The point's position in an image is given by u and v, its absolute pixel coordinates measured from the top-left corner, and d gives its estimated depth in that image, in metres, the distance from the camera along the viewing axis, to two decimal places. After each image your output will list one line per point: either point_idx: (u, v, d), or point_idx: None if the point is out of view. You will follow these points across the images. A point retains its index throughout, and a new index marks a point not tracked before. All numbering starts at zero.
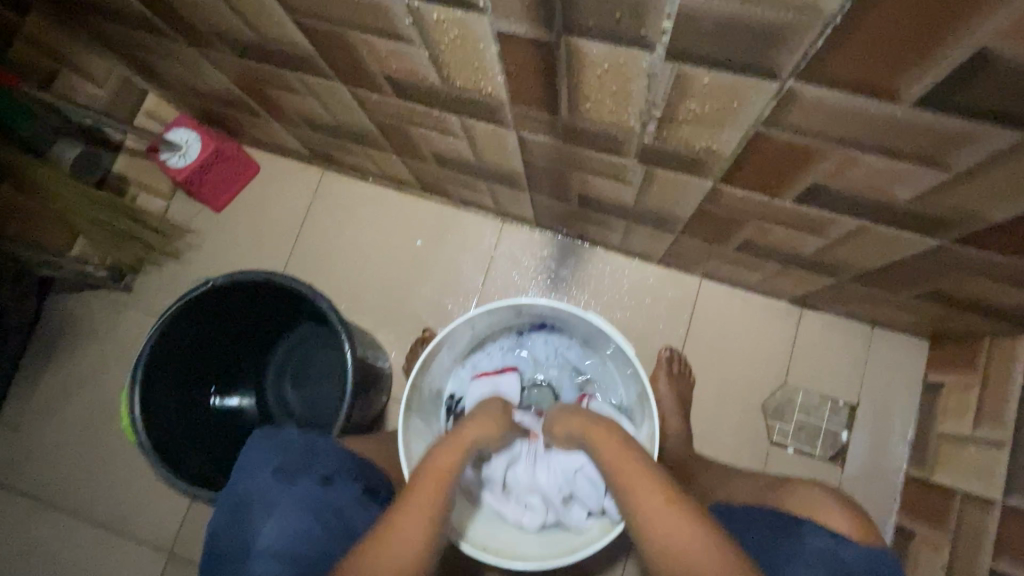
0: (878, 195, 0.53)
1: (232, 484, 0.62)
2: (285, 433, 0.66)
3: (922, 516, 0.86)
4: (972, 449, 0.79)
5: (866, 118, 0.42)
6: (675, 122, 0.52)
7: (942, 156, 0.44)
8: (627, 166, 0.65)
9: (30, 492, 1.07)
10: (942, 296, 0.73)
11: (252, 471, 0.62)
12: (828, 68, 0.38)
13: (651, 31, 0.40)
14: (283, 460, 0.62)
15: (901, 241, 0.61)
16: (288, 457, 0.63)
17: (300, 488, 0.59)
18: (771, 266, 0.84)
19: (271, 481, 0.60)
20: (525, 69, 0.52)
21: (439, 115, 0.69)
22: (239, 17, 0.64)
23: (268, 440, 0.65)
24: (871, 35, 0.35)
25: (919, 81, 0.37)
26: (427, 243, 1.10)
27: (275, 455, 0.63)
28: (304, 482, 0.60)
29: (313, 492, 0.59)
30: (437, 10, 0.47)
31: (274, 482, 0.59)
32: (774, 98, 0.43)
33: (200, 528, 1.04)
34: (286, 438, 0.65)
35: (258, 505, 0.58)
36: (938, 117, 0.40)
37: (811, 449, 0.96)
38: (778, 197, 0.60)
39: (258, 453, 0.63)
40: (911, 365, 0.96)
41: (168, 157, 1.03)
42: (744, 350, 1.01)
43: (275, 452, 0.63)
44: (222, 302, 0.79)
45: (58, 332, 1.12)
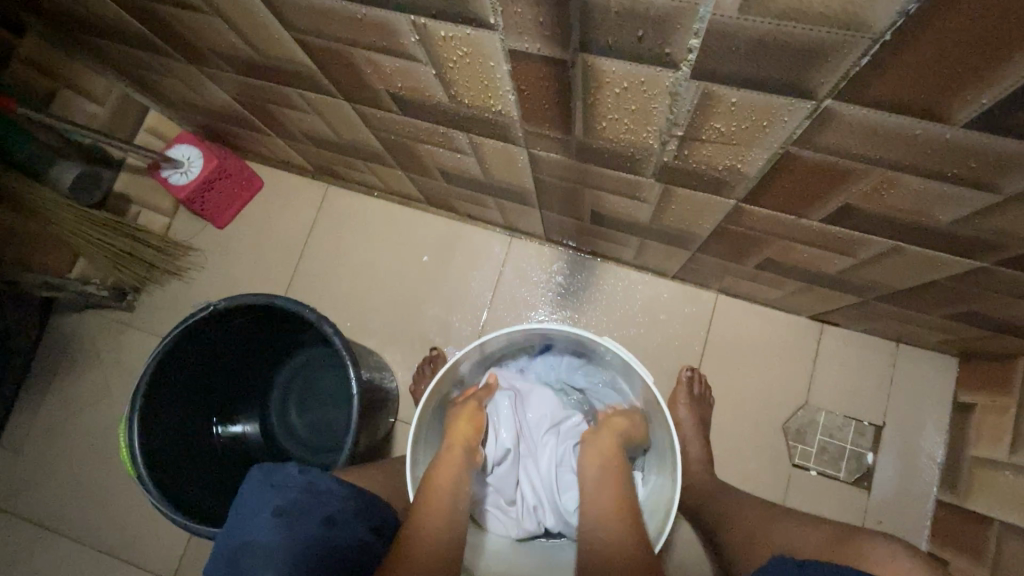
0: (917, 216, 0.49)
1: (229, 526, 0.58)
2: (284, 469, 0.62)
3: (955, 544, 0.82)
4: (1010, 477, 0.74)
5: (910, 138, 0.39)
6: (698, 141, 0.48)
7: (993, 178, 0.40)
8: (644, 184, 0.62)
9: (31, 516, 1.05)
10: (977, 317, 0.69)
11: (249, 514, 0.58)
12: (872, 86, 0.35)
13: (676, 49, 0.37)
14: (281, 503, 0.58)
15: (938, 262, 0.57)
16: (290, 498, 0.59)
17: (302, 534, 0.56)
18: (793, 284, 0.81)
19: (271, 525, 0.57)
20: (538, 88, 0.49)
21: (447, 132, 0.67)
22: (238, 35, 0.61)
23: (267, 479, 0.61)
24: (924, 52, 0.32)
25: (972, 102, 0.34)
26: (433, 259, 1.07)
27: (274, 496, 0.59)
28: (305, 527, 0.57)
29: (312, 537, 0.56)
30: (446, 27, 0.44)
31: (273, 528, 0.56)
32: (809, 117, 0.40)
33: (204, 553, 1.01)
34: (285, 475, 0.61)
35: (255, 554, 0.55)
36: (991, 140, 0.36)
37: (835, 472, 0.92)
38: (805, 217, 0.57)
39: (256, 492, 0.60)
40: (939, 383, 0.92)
41: (170, 174, 1.02)
42: (763, 368, 0.97)
43: (275, 492, 0.60)
44: (224, 327, 0.76)
45: (60, 352, 1.10)
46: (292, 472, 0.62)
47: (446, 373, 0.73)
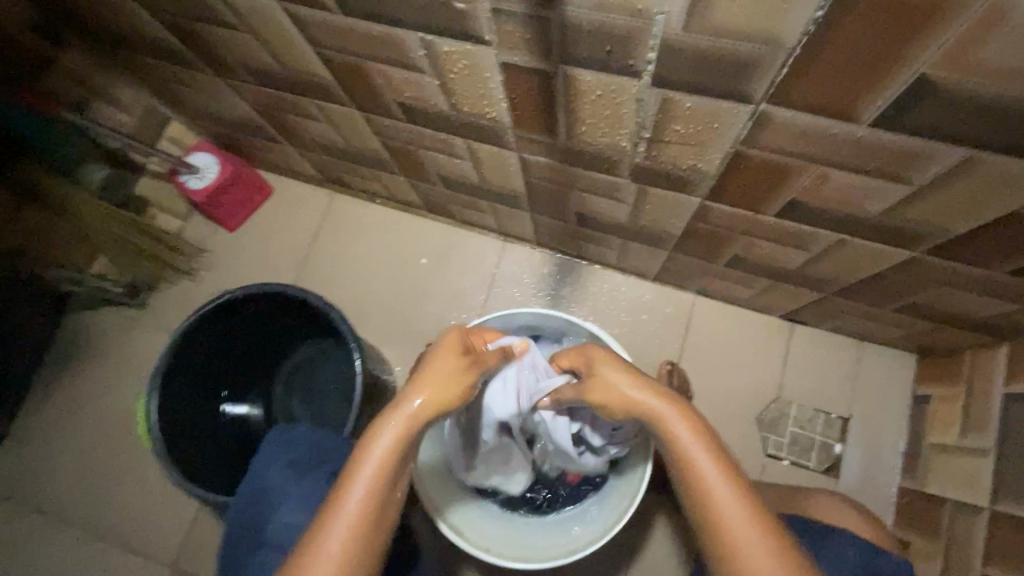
0: (852, 209, 0.57)
1: (250, 476, 0.66)
2: (297, 430, 0.70)
3: (916, 526, 0.88)
4: (960, 458, 0.81)
5: (832, 137, 0.47)
6: (663, 142, 0.56)
7: (904, 171, 0.48)
8: (621, 185, 0.70)
9: (38, 505, 1.08)
10: (922, 308, 0.77)
11: (265, 465, 0.66)
12: (793, 92, 0.43)
13: (638, 60, 0.46)
14: (293, 456, 0.66)
15: (877, 254, 0.65)
16: (300, 453, 0.67)
17: (309, 483, 0.64)
18: (761, 282, 0.89)
19: (284, 474, 0.65)
20: (526, 96, 0.57)
21: (447, 138, 0.75)
22: (266, 50, 0.69)
23: (281, 437, 0.68)
24: (831, 62, 0.40)
25: (871, 105, 0.42)
26: (432, 261, 1.14)
27: (287, 451, 0.67)
28: (311, 477, 0.64)
29: (318, 487, 0.63)
30: (448, 43, 0.53)
31: (286, 477, 0.64)
32: (751, 118, 0.48)
33: (205, 541, 1.04)
34: (297, 433, 0.69)
35: (273, 496, 0.63)
36: (894, 136, 0.44)
37: (806, 462, 0.98)
38: (760, 213, 0.65)
39: (271, 449, 0.67)
40: (899, 378, 0.99)
41: (188, 178, 1.09)
42: (738, 364, 1.04)
43: (287, 448, 0.67)
44: (237, 313, 0.83)
45: (71, 347, 1.14)
46: (303, 431, 0.69)
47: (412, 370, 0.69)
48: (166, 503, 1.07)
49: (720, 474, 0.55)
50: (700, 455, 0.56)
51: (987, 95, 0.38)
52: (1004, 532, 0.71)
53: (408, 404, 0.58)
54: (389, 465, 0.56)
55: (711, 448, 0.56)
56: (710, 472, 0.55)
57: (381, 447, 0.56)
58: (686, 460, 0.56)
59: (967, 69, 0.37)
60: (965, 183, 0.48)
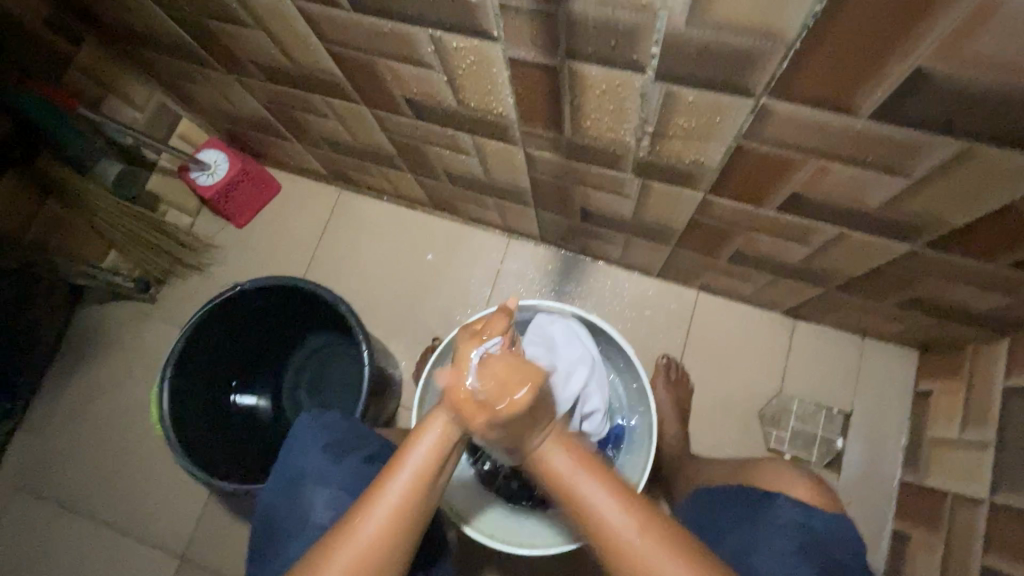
0: (852, 202, 0.58)
1: (284, 459, 0.66)
2: (330, 413, 0.69)
3: (917, 519, 0.89)
4: (961, 452, 0.82)
5: (831, 130, 0.48)
6: (666, 136, 0.58)
7: (902, 164, 0.50)
8: (625, 180, 0.71)
9: (50, 496, 1.10)
10: (923, 303, 0.78)
11: (299, 448, 0.66)
12: (794, 86, 0.45)
13: (641, 55, 0.47)
14: (331, 439, 0.66)
15: (878, 247, 0.66)
16: (336, 436, 0.67)
17: (348, 467, 0.64)
18: (763, 277, 0.89)
19: (321, 459, 0.65)
20: (533, 91, 0.58)
21: (455, 134, 0.76)
22: (278, 47, 0.71)
23: (315, 420, 0.68)
24: (828, 56, 0.41)
25: (869, 98, 0.43)
26: (437, 257, 1.16)
27: (324, 434, 0.66)
28: (350, 461, 0.64)
29: (358, 470, 0.63)
30: (456, 39, 0.54)
31: (326, 461, 0.64)
32: (751, 112, 0.49)
33: (214, 531, 1.06)
34: (332, 419, 0.68)
35: (309, 481, 0.63)
36: (893, 130, 0.46)
37: (808, 456, 0.99)
38: (762, 207, 0.66)
39: (305, 433, 0.67)
40: (901, 373, 1.00)
41: (198, 175, 1.11)
42: (741, 360, 1.05)
43: (322, 432, 0.67)
44: (249, 306, 0.85)
45: (83, 341, 1.16)
46: (337, 417, 0.69)
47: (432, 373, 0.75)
48: (176, 493, 1.08)
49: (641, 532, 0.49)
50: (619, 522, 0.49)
51: (979, 90, 0.40)
52: (1003, 523, 0.72)
53: (454, 402, 0.54)
54: (440, 458, 0.52)
55: (631, 508, 0.50)
56: (625, 526, 0.49)
57: (432, 439, 0.53)
58: (599, 526, 0.50)
59: (961, 62, 0.38)
60: (961, 175, 0.49)
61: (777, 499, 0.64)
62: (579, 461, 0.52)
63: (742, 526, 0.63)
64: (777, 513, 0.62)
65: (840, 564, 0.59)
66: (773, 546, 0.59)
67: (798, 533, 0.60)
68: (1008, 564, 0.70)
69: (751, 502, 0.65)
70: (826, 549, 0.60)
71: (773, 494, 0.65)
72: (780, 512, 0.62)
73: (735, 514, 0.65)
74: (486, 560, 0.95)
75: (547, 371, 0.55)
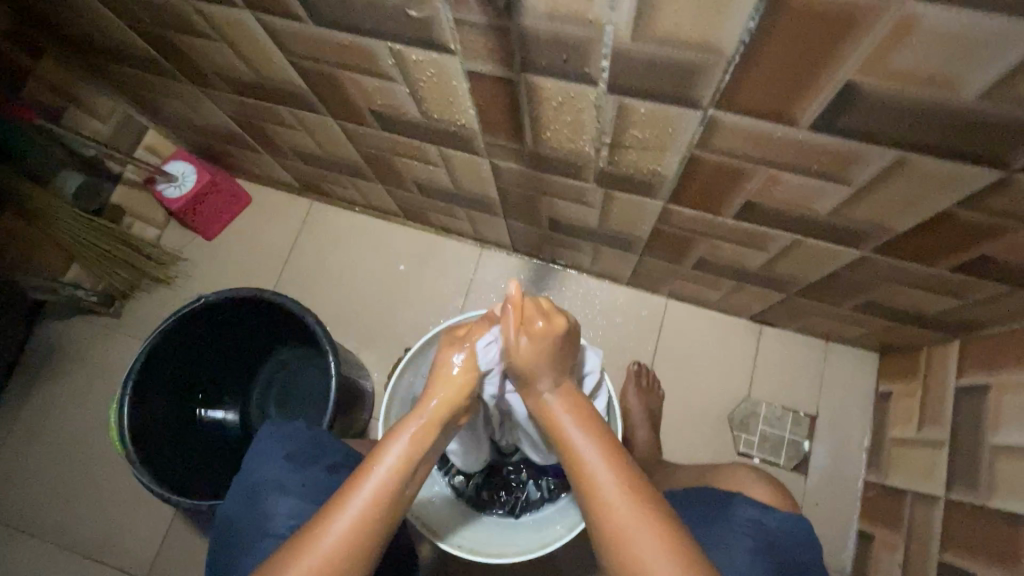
0: (802, 210, 0.60)
1: (245, 470, 0.65)
2: (292, 424, 0.68)
3: (880, 518, 0.91)
4: (919, 451, 0.85)
5: (775, 140, 0.50)
6: (623, 147, 0.59)
7: (843, 173, 0.52)
8: (588, 190, 0.73)
9: (6, 520, 1.06)
10: (878, 307, 0.81)
11: (261, 459, 0.65)
12: (738, 99, 0.46)
13: (593, 68, 0.48)
14: (292, 449, 0.65)
15: (830, 253, 0.68)
16: (297, 446, 0.66)
17: (310, 476, 0.63)
18: (728, 284, 0.91)
19: (283, 469, 0.64)
20: (492, 103, 0.59)
21: (421, 145, 0.77)
22: (242, 59, 0.71)
23: (277, 431, 0.67)
24: (766, 70, 0.43)
25: (807, 110, 0.45)
26: (409, 267, 1.16)
27: (285, 444, 0.66)
28: (312, 471, 0.64)
29: (322, 479, 0.63)
30: (416, 52, 0.55)
31: (287, 470, 0.63)
32: (701, 124, 0.51)
33: (180, 551, 1.03)
34: (293, 429, 0.67)
35: (270, 491, 0.62)
36: (832, 140, 0.48)
37: (776, 459, 1.01)
38: (719, 215, 0.68)
39: (266, 444, 0.66)
40: (862, 376, 1.03)
41: (165, 187, 1.10)
42: (709, 365, 1.06)
43: (284, 442, 0.66)
44: (213, 318, 0.84)
45: (43, 357, 1.13)
46: (299, 428, 0.68)
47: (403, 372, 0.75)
48: (140, 513, 1.05)
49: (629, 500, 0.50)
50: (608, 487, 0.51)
51: (904, 103, 0.42)
52: (958, 518, 0.74)
53: (426, 404, 0.57)
54: (412, 459, 0.53)
55: (621, 475, 0.52)
56: (615, 495, 0.50)
57: (405, 440, 0.54)
58: (591, 485, 0.52)
59: (887, 77, 0.40)
60: (899, 183, 0.51)
61: (740, 505, 0.65)
62: (579, 418, 0.57)
63: (702, 526, 0.64)
64: (734, 513, 0.63)
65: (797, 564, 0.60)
66: (732, 543, 0.60)
67: (756, 534, 0.61)
68: (964, 559, 0.72)
69: (712, 505, 0.66)
70: (784, 550, 0.61)
71: (735, 497, 0.66)
72: (740, 513, 0.63)
73: (697, 514, 0.66)
74: (459, 573, 0.95)
75: (533, 346, 0.58)
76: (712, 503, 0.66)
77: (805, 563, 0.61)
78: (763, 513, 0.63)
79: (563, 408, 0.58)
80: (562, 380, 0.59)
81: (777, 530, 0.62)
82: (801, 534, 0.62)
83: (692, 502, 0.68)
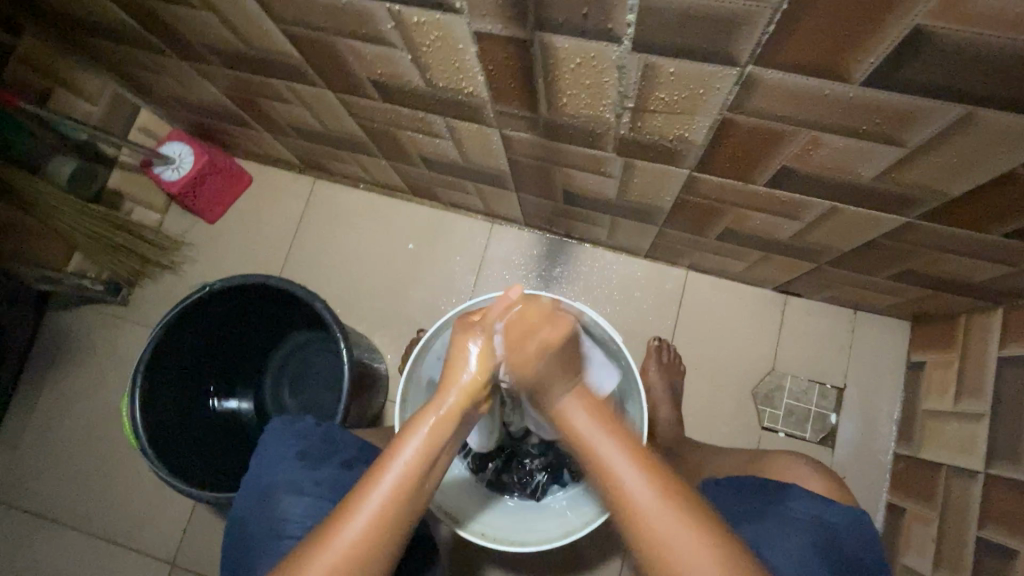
0: (846, 176, 0.55)
1: (254, 469, 0.64)
2: (301, 419, 0.68)
3: (913, 491, 0.88)
4: (956, 423, 0.81)
5: (821, 99, 0.45)
6: (648, 112, 0.54)
7: (897, 133, 0.47)
8: (607, 159, 0.68)
9: (32, 508, 1.07)
10: (919, 275, 0.76)
11: (272, 457, 0.64)
12: (783, 53, 0.41)
13: (617, 24, 0.43)
14: (304, 447, 0.64)
15: (871, 221, 0.64)
16: (310, 442, 0.65)
17: (323, 473, 0.62)
18: (753, 254, 0.87)
19: (294, 467, 0.63)
20: (503, 68, 0.54)
21: (426, 117, 0.72)
22: (231, 30, 0.66)
23: (285, 428, 0.66)
24: (814, 24, 0.38)
25: (863, 61, 0.40)
26: (418, 246, 1.12)
27: (296, 442, 0.65)
28: (324, 468, 0.63)
29: (336, 476, 0.62)
30: (418, 13, 0.50)
31: (298, 468, 0.62)
32: (737, 83, 0.46)
33: (204, 534, 1.04)
34: (303, 425, 0.67)
35: (284, 488, 0.61)
36: (891, 97, 0.42)
37: (801, 432, 0.98)
38: (751, 183, 0.63)
39: (274, 442, 0.65)
40: (893, 345, 0.99)
41: (163, 170, 1.06)
42: (731, 338, 1.03)
43: (294, 438, 0.65)
44: (218, 308, 0.82)
45: (54, 348, 1.12)
46: (310, 424, 0.67)
47: (422, 352, 0.72)
48: (163, 497, 1.06)
49: (658, 496, 0.47)
50: (641, 490, 0.48)
51: (983, 49, 0.36)
52: (999, 494, 0.71)
53: (444, 396, 0.54)
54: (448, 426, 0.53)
55: (651, 475, 0.49)
56: (641, 488, 0.48)
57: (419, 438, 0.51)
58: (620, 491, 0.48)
59: (964, 18, 0.34)
60: (961, 143, 0.46)
61: (793, 496, 0.63)
62: (598, 422, 0.53)
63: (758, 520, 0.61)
64: (791, 506, 0.61)
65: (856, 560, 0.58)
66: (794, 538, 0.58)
67: (818, 529, 0.59)
68: (1004, 535, 0.69)
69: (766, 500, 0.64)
70: (842, 546, 0.59)
71: (790, 492, 0.63)
72: (798, 508, 0.61)
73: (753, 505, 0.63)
74: (481, 552, 0.95)
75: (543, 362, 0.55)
76: (773, 495, 0.64)
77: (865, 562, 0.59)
78: (822, 508, 0.61)
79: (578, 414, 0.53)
80: (577, 382, 0.56)
81: (838, 528, 0.60)
82: (861, 532, 0.60)
83: (745, 496, 0.66)
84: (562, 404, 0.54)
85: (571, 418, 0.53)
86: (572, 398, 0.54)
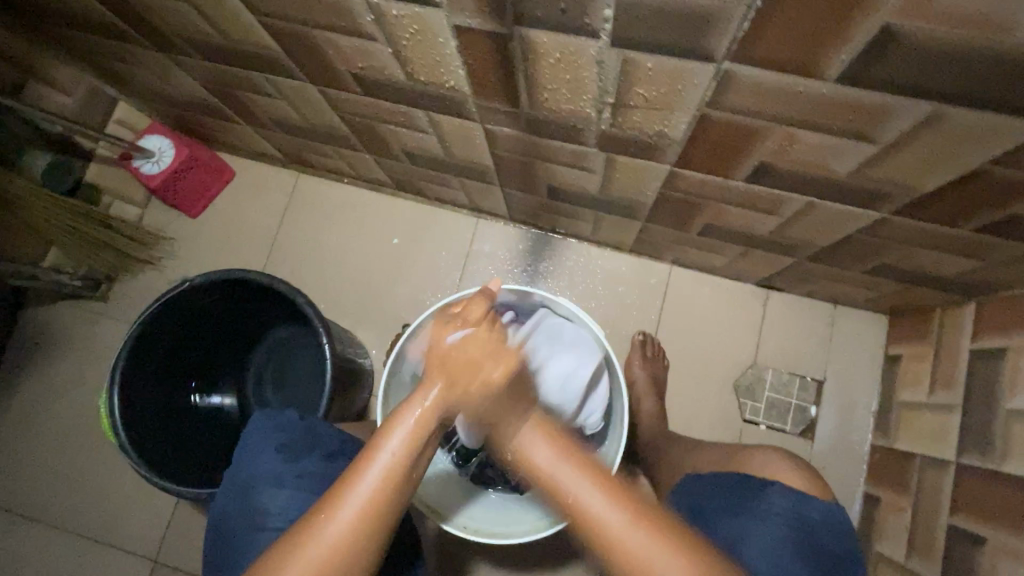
0: (822, 172, 0.56)
1: (235, 464, 0.64)
2: (284, 414, 0.67)
3: (888, 481, 0.90)
4: (929, 415, 0.83)
5: (795, 96, 0.45)
6: (627, 107, 0.54)
7: (869, 130, 0.47)
8: (589, 154, 0.68)
9: (9, 506, 1.05)
10: (895, 269, 0.77)
11: (253, 451, 0.64)
12: (758, 50, 0.42)
13: (594, 19, 0.43)
14: (285, 441, 0.64)
15: (847, 216, 0.65)
16: (292, 436, 0.65)
17: (305, 467, 0.62)
18: (734, 249, 0.88)
19: (276, 461, 0.63)
20: (483, 62, 0.54)
21: (408, 111, 0.72)
22: (208, 21, 0.65)
23: (267, 423, 0.66)
24: (787, 22, 0.38)
25: (836, 59, 0.40)
26: (403, 241, 1.11)
27: (277, 436, 0.65)
28: (307, 461, 0.63)
29: (318, 470, 0.62)
30: (397, 6, 0.50)
31: (279, 462, 0.62)
32: (714, 79, 0.46)
33: (186, 531, 1.03)
34: (286, 420, 0.67)
35: (265, 482, 0.61)
36: (862, 94, 0.43)
37: (782, 424, 1.00)
38: (731, 178, 0.63)
39: (256, 436, 0.65)
40: (871, 338, 1.01)
41: (143, 164, 1.05)
42: (714, 332, 1.04)
43: (276, 433, 0.65)
44: (199, 303, 0.81)
45: (32, 345, 1.10)
46: (293, 418, 0.67)
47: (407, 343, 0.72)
48: (145, 495, 1.05)
49: (626, 521, 0.48)
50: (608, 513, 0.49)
51: (949, 48, 0.37)
52: (969, 483, 0.73)
53: (428, 388, 0.53)
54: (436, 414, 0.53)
55: (617, 497, 0.50)
56: (605, 506, 0.49)
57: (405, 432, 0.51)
58: (590, 519, 0.49)
59: (930, 17, 0.35)
60: (931, 141, 0.47)
61: (771, 489, 0.64)
62: (559, 451, 0.52)
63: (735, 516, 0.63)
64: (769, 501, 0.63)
65: (831, 552, 0.60)
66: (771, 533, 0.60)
67: (794, 523, 0.61)
68: (973, 522, 0.71)
69: (745, 493, 0.65)
70: (817, 538, 0.60)
71: (770, 486, 0.65)
72: (776, 503, 0.62)
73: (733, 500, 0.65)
74: (466, 545, 0.95)
75: None
76: (752, 489, 0.65)
77: (839, 553, 0.61)
78: (799, 501, 0.63)
79: (540, 443, 0.53)
80: (530, 412, 0.55)
81: (814, 521, 0.61)
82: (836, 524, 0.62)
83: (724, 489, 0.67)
84: (518, 444, 0.53)
85: (535, 456, 0.52)
86: (530, 429, 0.53)
